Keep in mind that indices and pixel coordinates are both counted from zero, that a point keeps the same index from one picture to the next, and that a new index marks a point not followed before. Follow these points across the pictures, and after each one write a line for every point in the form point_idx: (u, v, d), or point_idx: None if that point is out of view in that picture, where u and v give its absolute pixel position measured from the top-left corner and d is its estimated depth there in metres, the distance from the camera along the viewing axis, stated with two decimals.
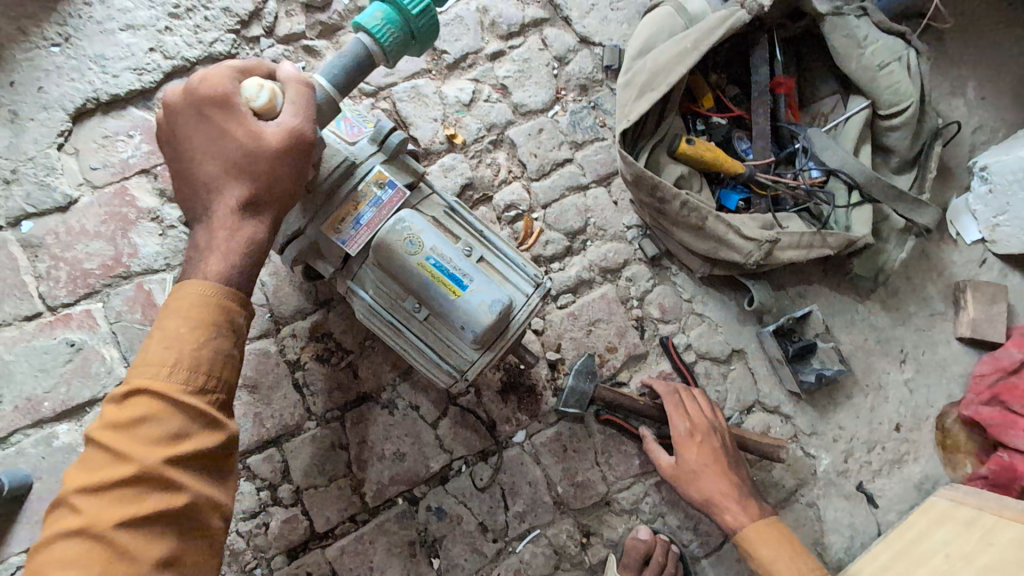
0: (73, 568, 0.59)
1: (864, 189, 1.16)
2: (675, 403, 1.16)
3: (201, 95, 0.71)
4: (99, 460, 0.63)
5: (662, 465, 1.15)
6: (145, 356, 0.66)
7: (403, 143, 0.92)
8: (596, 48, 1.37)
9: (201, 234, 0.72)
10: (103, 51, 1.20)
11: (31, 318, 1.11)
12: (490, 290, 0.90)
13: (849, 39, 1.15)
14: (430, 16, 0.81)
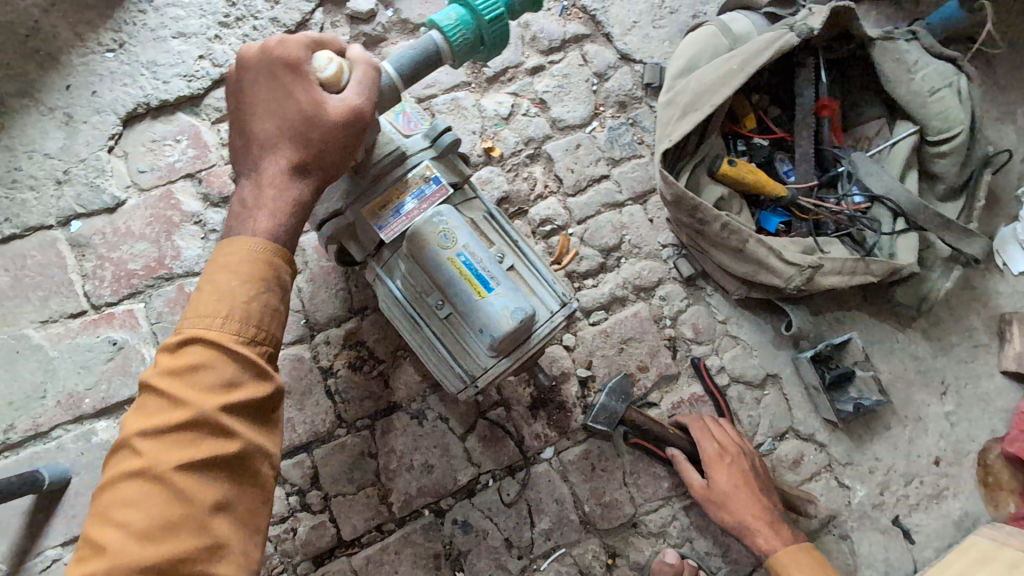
0: (135, 510, 0.60)
1: (910, 216, 1.14)
2: (702, 427, 1.17)
3: (274, 54, 0.71)
4: (154, 406, 0.64)
5: (692, 485, 1.14)
6: (198, 307, 0.67)
7: (455, 143, 0.92)
8: (637, 65, 1.36)
9: (250, 190, 0.72)
10: (155, 58, 1.23)
11: (76, 315, 1.13)
12: (514, 299, 0.88)
13: (898, 63, 1.15)
14: (503, 24, 0.81)
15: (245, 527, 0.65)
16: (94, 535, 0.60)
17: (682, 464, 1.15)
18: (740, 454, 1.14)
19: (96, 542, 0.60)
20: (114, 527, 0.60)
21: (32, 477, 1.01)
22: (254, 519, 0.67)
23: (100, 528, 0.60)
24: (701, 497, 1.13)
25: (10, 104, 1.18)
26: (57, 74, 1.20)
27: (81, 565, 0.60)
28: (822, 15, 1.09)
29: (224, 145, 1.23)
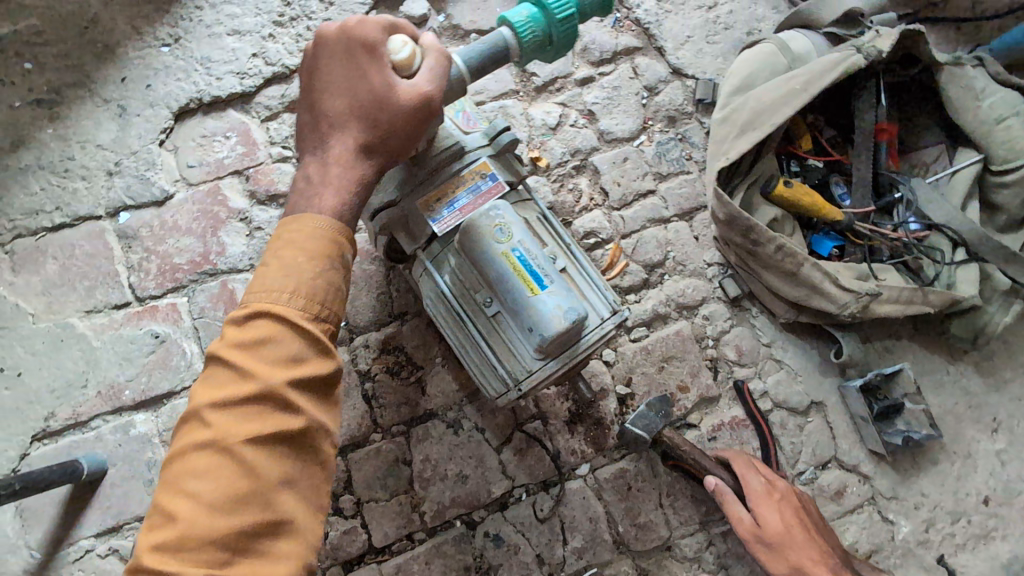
0: (204, 480, 0.61)
1: (972, 246, 1.12)
2: (746, 463, 1.12)
3: (351, 32, 0.71)
4: (222, 378, 0.64)
5: (737, 522, 1.07)
6: (265, 282, 0.67)
7: (513, 143, 0.92)
8: (689, 80, 1.34)
9: (316, 168, 0.72)
10: (209, 54, 1.23)
11: (120, 307, 1.14)
12: (568, 299, 0.86)
13: (966, 89, 1.12)
14: (573, 25, 0.80)
15: (307, 502, 0.66)
16: (166, 504, 0.61)
17: (727, 499, 1.08)
18: (788, 491, 1.09)
19: (167, 510, 0.61)
20: (185, 496, 0.61)
21: (72, 467, 1.02)
22: (316, 494, 0.67)
23: (171, 497, 0.61)
24: (748, 536, 1.06)
25: (66, 94, 1.18)
26: (113, 66, 1.21)
27: (153, 533, 0.61)
28: (891, 38, 1.07)
29: (272, 144, 1.23)
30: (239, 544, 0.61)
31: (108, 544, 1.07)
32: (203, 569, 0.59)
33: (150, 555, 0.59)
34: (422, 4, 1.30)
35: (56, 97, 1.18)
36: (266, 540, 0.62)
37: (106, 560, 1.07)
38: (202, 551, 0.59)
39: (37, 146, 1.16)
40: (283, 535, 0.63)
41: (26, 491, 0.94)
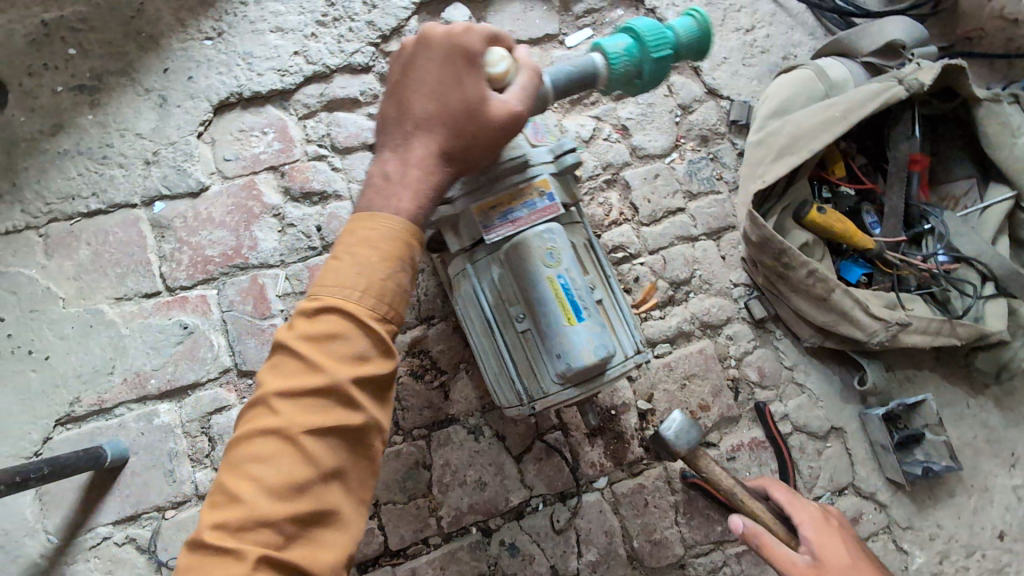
0: (269, 465, 0.66)
1: (1002, 281, 1.12)
2: (790, 497, 1.05)
3: (456, 41, 0.77)
4: (293, 368, 0.70)
5: (788, 564, 0.97)
6: (337, 280, 0.73)
7: (576, 165, 0.92)
8: (723, 101, 1.35)
9: (395, 166, 0.78)
10: (251, 50, 1.24)
11: (150, 295, 1.14)
12: (600, 335, 0.87)
13: (1002, 126, 1.13)
14: (664, 65, 0.88)
15: (355, 493, 0.71)
16: (230, 483, 0.66)
17: (767, 539, 1.00)
18: (842, 527, 1.02)
19: (232, 489, 0.66)
20: (250, 478, 0.66)
21: (96, 454, 1.02)
22: (363, 487, 0.72)
23: (236, 477, 0.66)
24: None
25: (107, 81, 1.19)
26: (155, 56, 1.21)
27: (217, 509, 0.66)
28: (933, 72, 1.07)
29: (309, 142, 1.23)
30: (294, 527, 0.66)
31: (125, 532, 1.07)
32: (262, 547, 0.64)
33: (216, 529, 0.64)
34: (463, 12, 1.31)
35: (98, 84, 1.18)
36: (317, 526, 0.67)
37: (122, 548, 1.07)
38: (262, 531, 0.64)
39: (75, 132, 1.16)
40: (333, 522, 0.68)
41: (54, 475, 0.95)
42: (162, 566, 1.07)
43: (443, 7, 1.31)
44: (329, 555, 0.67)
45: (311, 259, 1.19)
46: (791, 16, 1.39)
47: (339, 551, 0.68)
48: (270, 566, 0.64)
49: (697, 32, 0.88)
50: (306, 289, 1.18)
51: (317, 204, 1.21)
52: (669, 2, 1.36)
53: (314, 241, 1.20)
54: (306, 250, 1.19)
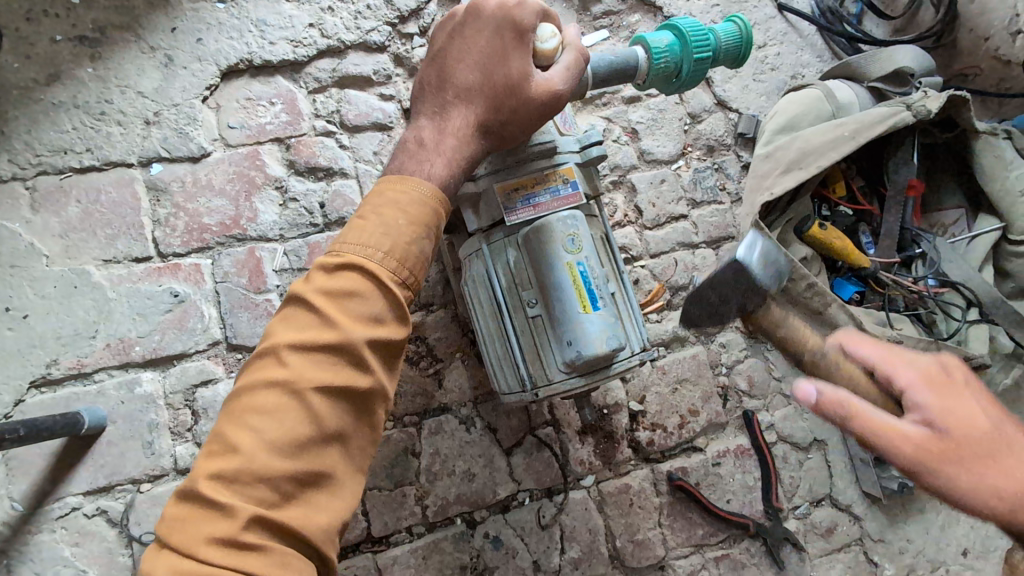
0: (270, 418, 0.65)
1: (986, 308, 1.16)
2: (887, 353, 0.76)
3: (507, 16, 0.78)
4: (307, 322, 0.69)
5: (899, 442, 0.70)
6: (361, 238, 0.72)
7: (600, 159, 0.93)
8: (732, 114, 1.37)
9: (430, 133, 0.79)
10: (265, 17, 1.20)
11: (141, 260, 1.10)
12: (613, 326, 0.87)
13: (996, 159, 1.17)
14: (702, 68, 0.90)
15: (353, 459, 0.70)
16: (227, 434, 0.65)
17: (865, 411, 0.71)
18: (971, 382, 0.73)
19: (228, 441, 0.64)
20: (249, 430, 0.64)
21: (73, 420, 0.97)
22: (362, 455, 0.71)
23: (233, 429, 0.65)
24: (921, 461, 0.70)
25: (110, 35, 1.13)
26: (164, 14, 1.16)
27: (210, 460, 0.64)
28: (940, 99, 1.10)
29: (318, 117, 1.21)
30: (290, 487, 0.64)
31: (96, 504, 1.03)
32: (255, 505, 0.62)
33: (207, 481, 0.62)
34: None
35: (99, 37, 1.13)
36: (312, 488, 0.66)
37: (92, 521, 1.02)
38: (256, 488, 0.63)
39: (73, 83, 1.10)
40: (328, 486, 0.67)
41: (30, 439, 0.90)
42: (134, 541, 1.03)
43: None
44: (321, 518, 0.66)
45: (312, 236, 1.17)
46: (801, 37, 1.42)
47: (332, 516, 0.67)
48: (260, 525, 0.62)
49: (737, 38, 0.92)
50: (305, 266, 1.15)
51: (322, 179, 1.19)
52: (687, 11, 1.37)
53: (316, 218, 1.17)
54: (307, 227, 1.17)
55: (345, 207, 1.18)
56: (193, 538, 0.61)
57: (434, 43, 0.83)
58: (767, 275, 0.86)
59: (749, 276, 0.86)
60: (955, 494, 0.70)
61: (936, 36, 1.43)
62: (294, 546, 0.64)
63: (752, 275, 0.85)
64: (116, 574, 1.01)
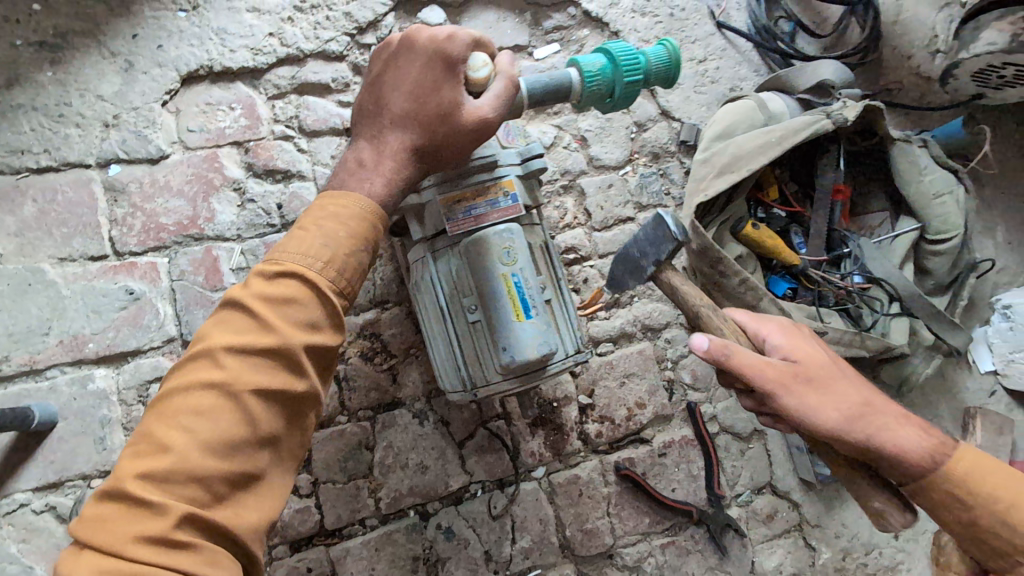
0: (203, 419, 0.68)
1: (905, 302, 1.26)
2: (757, 318, 0.94)
3: (437, 48, 0.82)
4: (246, 327, 0.72)
5: (766, 373, 0.84)
6: (301, 248, 0.76)
7: (541, 171, 0.97)
8: (675, 123, 1.45)
9: (370, 154, 0.83)
10: (225, 26, 1.23)
11: (96, 259, 1.12)
12: (545, 333, 0.92)
13: (911, 164, 1.27)
14: (634, 89, 0.96)
15: (285, 460, 0.74)
16: (159, 435, 0.67)
17: (739, 350, 0.84)
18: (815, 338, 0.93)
19: (161, 441, 0.67)
20: (182, 431, 0.67)
21: (23, 414, 0.99)
22: (293, 456, 0.75)
23: (166, 429, 0.67)
24: (783, 387, 0.84)
25: (71, 40, 1.15)
26: (124, 20, 1.19)
27: (141, 460, 0.66)
28: (857, 109, 1.20)
29: (276, 122, 1.25)
30: (221, 488, 0.67)
31: (45, 500, 1.04)
32: (187, 504, 0.65)
33: (137, 481, 0.65)
34: (438, 14, 1.33)
35: (60, 42, 1.15)
36: (243, 488, 0.69)
37: (40, 517, 1.03)
38: (189, 487, 0.65)
39: (32, 86, 1.13)
40: (257, 487, 0.71)
41: None
42: None
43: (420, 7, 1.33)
44: (252, 516, 0.69)
45: (269, 236, 1.20)
46: (740, 52, 1.52)
47: (261, 516, 0.71)
48: (190, 524, 0.65)
49: (668, 62, 0.98)
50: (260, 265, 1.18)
51: (280, 182, 1.23)
52: (633, 27, 1.45)
53: (273, 218, 1.21)
54: (264, 227, 1.20)
55: (302, 209, 1.22)
56: (121, 537, 0.63)
57: (372, 70, 0.87)
58: (678, 231, 0.92)
59: (657, 239, 0.94)
60: (812, 415, 0.84)
61: (862, 52, 1.54)
62: (222, 543, 0.68)
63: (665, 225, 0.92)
64: None
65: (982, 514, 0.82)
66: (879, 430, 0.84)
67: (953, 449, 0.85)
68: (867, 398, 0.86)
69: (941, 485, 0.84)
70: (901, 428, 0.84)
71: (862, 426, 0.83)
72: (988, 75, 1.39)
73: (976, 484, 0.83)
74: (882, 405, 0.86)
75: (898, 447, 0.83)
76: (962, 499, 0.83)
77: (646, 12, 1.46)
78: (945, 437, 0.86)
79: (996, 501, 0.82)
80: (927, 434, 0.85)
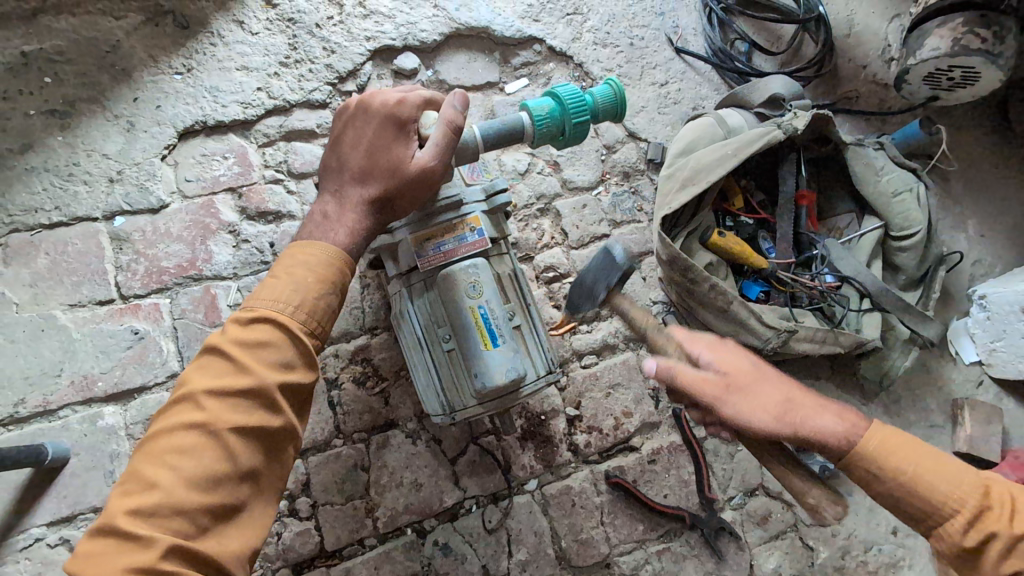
0: (188, 456, 0.74)
1: (875, 297, 1.30)
2: (690, 333, 1.01)
3: (391, 110, 0.92)
4: (225, 369, 0.79)
5: (703, 388, 0.93)
6: (274, 294, 0.84)
7: (506, 205, 1.04)
8: (642, 143, 1.53)
9: (334, 207, 0.91)
10: (217, 84, 1.34)
11: (104, 303, 1.20)
12: (513, 359, 0.99)
13: (867, 166, 1.34)
14: (581, 128, 1.04)
15: (265, 492, 0.80)
16: (146, 473, 0.73)
17: (680, 369, 0.95)
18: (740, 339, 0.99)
19: (148, 479, 0.72)
20: (168, 468, 0.73)
21: (37, 450, 1.05)
22: (273, 488, 0.81)
23: (151, 468, 0.73)
24: (719, 397, 0.92)
25: (79, 107, 1.27)
26: (126, 86, 1.30)
27: (129, 498, 0.72)
28: (805, 118, 1.28)
29: (267, 167, 1.34)
30: (205, 520, 0.73)
31: (59, 533, 1.09)
32: (173, 536, 0.70)
33: (127, 517, 0.70)
34: (412, 60, 1.44)
35: (69, 109, 1.26)
36: (225, 520, 0.75)
37: (54, 550, 1.08)
38: (174, 520, 0.71)
39: (44, 150, 1.23)
40: (239, 519, 0.76)
41: None
42: None
43: (395, 55, 1.45)
44: (234, 547, 0.75)
45: (263, 273, 1.28)
46: (700, 74, 1.62)
47: (242, 545, 0.76)
48: (176, 555, 0.70)
49: (613, 100, 1.06)
50: None
51: (271, 222, 1.32)
52: (595, 58, 1.55)
53: (267, 256, 1.29)
54: (258, 265, 1.29)
55: None
56: (113, 570, 0.68)
57: (333, 131, 0.96)
58: (622, 256, 1.06)
59: (608, 271, 1.07)
60: (747, 420, 0.89)
61: (817, 65, 1.64)
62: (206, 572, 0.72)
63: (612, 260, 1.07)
64: None
65: (896, 489, 0.83)
66: (805, 424, 0.88)
67: (863, 429, 0.86)
68: (789, 395, 0.90)
69: (859, 468, 0.85)
70: (819, 416, 0.87)
71: (790, 422, 0.88)
72: (937, 79, 1.46)
73: (883, 462, 0.83)
74: (802, 396, 0.90)
75: (818, 436, 0.87)
76: (877, 477, 0.84)
77: (607, 44, 1.57)
78: (858, 418, 0.87)
79: (906, 473, 0.82)
80: (843, 419, 0.87)
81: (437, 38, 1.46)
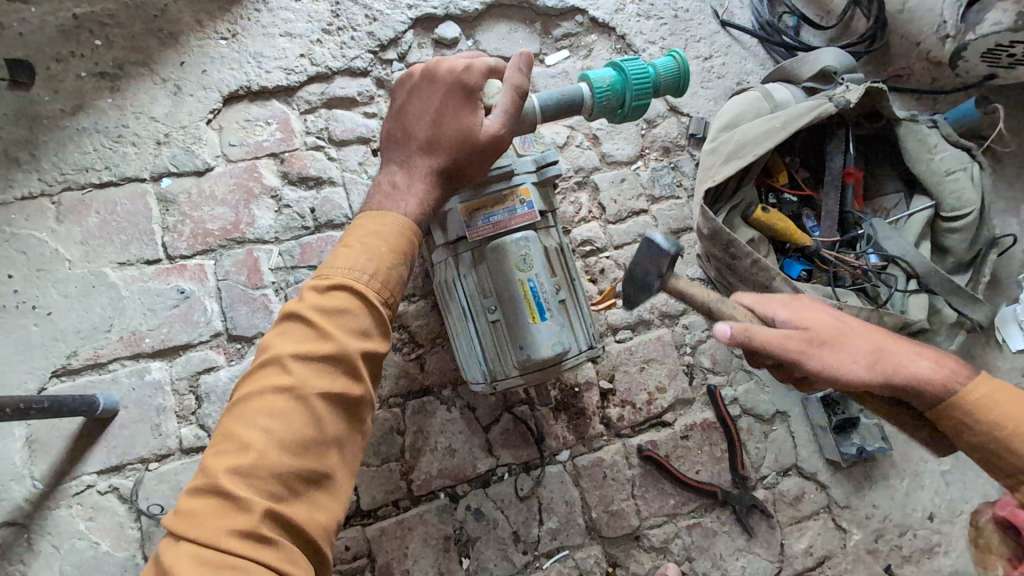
0: (278, 420, 0.73)
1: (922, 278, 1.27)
2: (756, 296, 0.98)
3: (457, 78, 0.89)
4: (306, 335, 0.78)
5: (786, 344, 0.89)
6: (349, 262, 0.82)
7: (556, 177, 1.03)
8: (683, 118, 1.50)
9: (402, 177, 0.90)
10: (261, 50, 1.35)
11: (151, 262, 1.23)
12: (559, 334, 0.99)
13: (920, 143, 1.31)
14: (641, 101, 1.01)
15: (349, 463, 0.79)
16: (238, 435, 0.73)
17: (759, 331, 0.91)
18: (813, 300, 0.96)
19: (241, 440, 0.72)
20: (260, 430, 0.72)
21: (90, 400, 1.09)
22: (355, 459, 0.80)
23: (244, 430, 0.73)
24: (806, 352, 0.89)
25: (127, 70, 1.29)
26: (174, 50, 1.32)
27: (223, 459, 0.71)
28: (859, 91, 1.24)
29: (308, 134, 1.35)
30: (295, 485, 0.72)
31: (108, 481, 1.13)
32: (269, 499, 0.70)
33: (224, 477, 0.70)
34: (454, 29, 1.44)
35: (118, 72, 1.28)
36: (314, 488, 0.74)
37: (105, 497, 1.12)
38: (268, 483, 0.70)
39: (94, 112, 1.26)
40: (327, 488, 0.76)
41: (54, 412, 1.02)
42: (142, 513, 1.13)
43: (436, 23, 1.44)
44: (323, 516, 0.75)
45: (304, 238, 1.30)
46: (745, 49, 1.58)
47: (329, 513, 0.76)
48: (271, 518, 0.70)
49: (676, 73, 1.03)
50: (297, 264, 1.28)
51: (312, 188, 1.33)
52: (638, 30, 1.53)
53: (307, 221, 1.31)
54: (300, 230, 1.30)
55: (334, 212, 1.32)
56: (214, 530, 0.68)
57: (396, 101, 0.94)
58: (667, 243, 0.98)
59: (654, 257, 1.00)
60: (835, 373, 0.87)
61: (869, 41, 1.58)
62: (296, 540, 0.72)
63: (658, 252, 0.99)
64: (126, 545, 1.11)
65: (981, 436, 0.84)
66: (898, 372, 0.86)
67: (969, 378, 0.85)
68: (876, 346, 0.88)
69: (953, 417, 0.85)
70: (914, 363, 0.86)
71: (884, 369, 0.86)
72: (997, 56, 1.40)
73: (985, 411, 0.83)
74: (892, 345, 0.88)
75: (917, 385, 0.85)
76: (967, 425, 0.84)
77: (651, 16, 1.54)
78: (957, 367, 0.86)
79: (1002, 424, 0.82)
80: (941, 366, 0.86)
81: (478, 7, 1.45)
